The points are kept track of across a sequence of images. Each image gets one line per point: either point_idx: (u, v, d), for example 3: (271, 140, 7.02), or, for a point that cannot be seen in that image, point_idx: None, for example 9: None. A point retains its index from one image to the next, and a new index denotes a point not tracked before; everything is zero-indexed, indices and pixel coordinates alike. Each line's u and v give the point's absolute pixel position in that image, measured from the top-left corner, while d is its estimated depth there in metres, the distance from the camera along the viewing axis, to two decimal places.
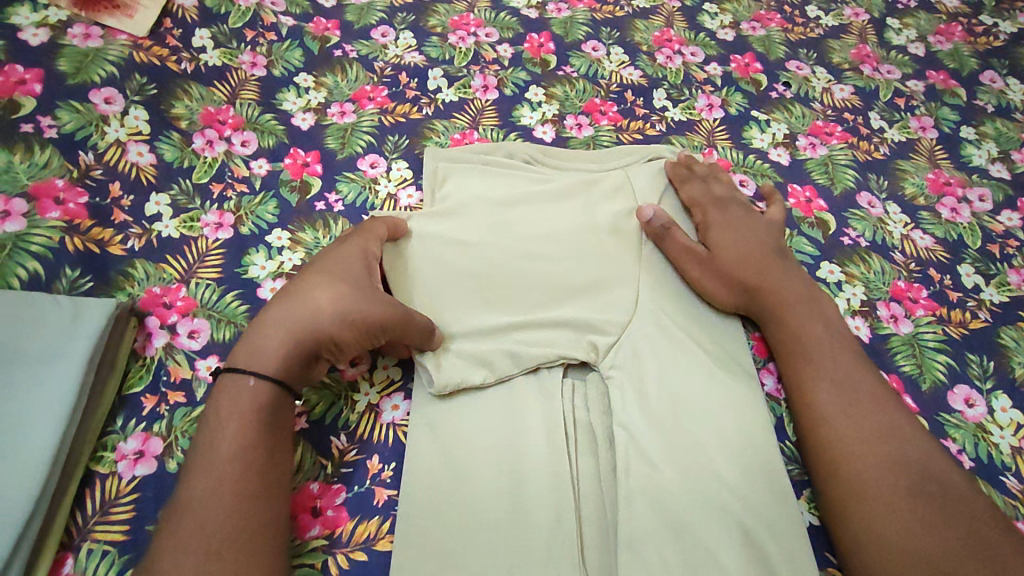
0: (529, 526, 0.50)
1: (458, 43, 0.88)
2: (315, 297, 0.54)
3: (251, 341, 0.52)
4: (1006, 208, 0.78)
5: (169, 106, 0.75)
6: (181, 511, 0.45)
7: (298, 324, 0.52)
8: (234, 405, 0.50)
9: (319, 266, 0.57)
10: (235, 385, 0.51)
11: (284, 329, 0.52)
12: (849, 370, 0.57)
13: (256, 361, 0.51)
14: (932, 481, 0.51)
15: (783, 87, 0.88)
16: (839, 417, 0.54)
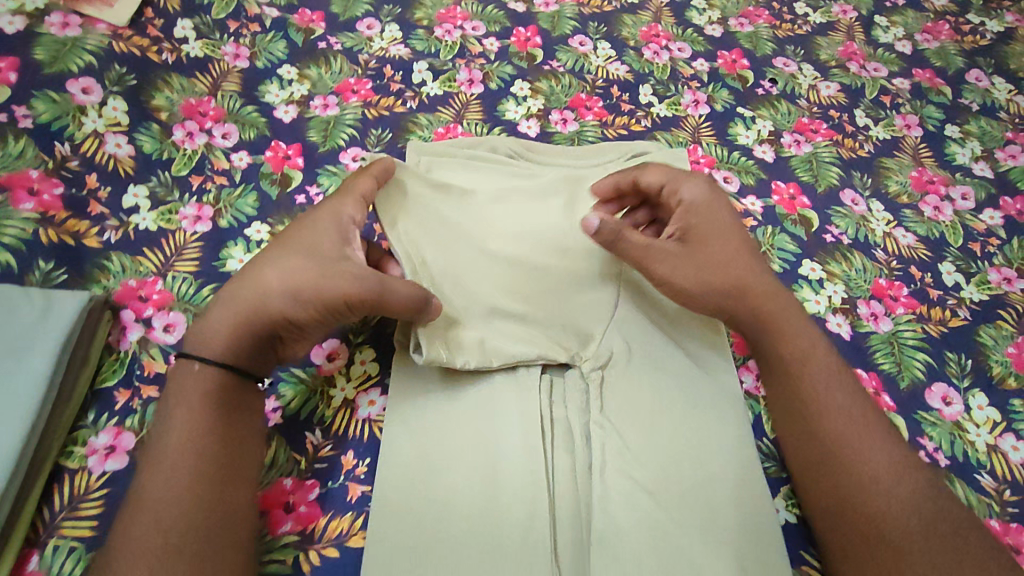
0: (503, 524, 0.50)
1: (444, 36, 0.88)
2: (265, 276, 0.54)
3: (206, 321, 0.53)
4: (988, 207, 0.78)
5: (149, 97, 0.75)
6: (137, 507, 0.45)
7: (247, 301, 0.53)
8: (183, 390, 0.50)
9: (283, 239, 0.57)
10: (186, 369, 0.51)
11: (233, 309, 0.53)
12: (840, 380, 0.55)
13: (205, 341, 0.52)
14: (924, 488, 0.49)
15: (769, 84, 0.88)
16: (836, 423, 0.52)
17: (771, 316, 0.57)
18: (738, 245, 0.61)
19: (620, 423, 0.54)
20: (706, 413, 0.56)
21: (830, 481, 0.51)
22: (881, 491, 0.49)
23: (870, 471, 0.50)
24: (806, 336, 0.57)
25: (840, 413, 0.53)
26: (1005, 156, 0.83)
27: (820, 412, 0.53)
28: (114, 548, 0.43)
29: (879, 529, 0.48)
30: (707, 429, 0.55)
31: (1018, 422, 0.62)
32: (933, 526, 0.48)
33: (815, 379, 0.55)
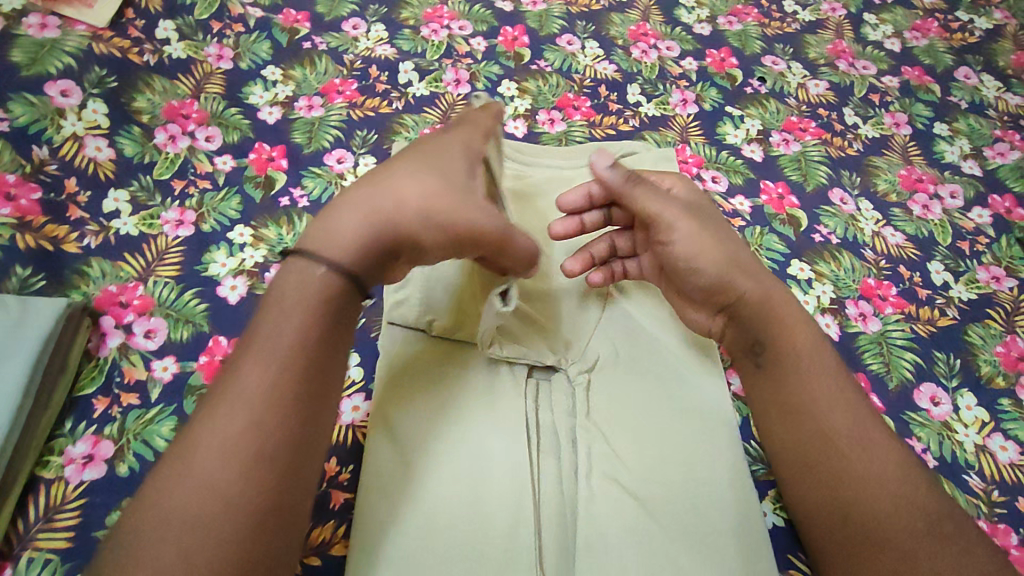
0: (487, 529, 0.49)
1: (430, 36, 0.87)
2: (400, 188, 0.48)
3: (327, 221, 0.47)
4: (977, 205, 0.77)
5: (131, 99, 0.74)
6: (218, 423, 0.40)
7: (370, 205, 0.47)
8: (300, 293, 0.45)
9: (406, 152, 0.52)
10: (289, 277, 0.46)
11: (352, 211, 0.47)
12: (838, 377, 0.53)
13: (329, 241, 0.46)
14: (918, 490, 0.48)
15: (757, 83, 0.87)
16: (835, 421, 0.51)
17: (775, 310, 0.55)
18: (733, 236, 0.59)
19: (605, 427, 0.54)
20: (693, 414, 0.55)
21: (830, 485, 0.49)
22: (886, 496, 0.48)
23: (871, 475, 0.49)
24: (807, 331, 0.55)
25: (842, 413, 0.51)
26: (994, 153, 0.83)
27: (822, 410, 0.51)
28: (190, 458, 0.40)
29: (883, 537, 0.47)
30: (695, 431, 0.54)
31: (1006, 421, 0.62)
32: (935, 529, 0.47)
33: (815, 376, 0.52)
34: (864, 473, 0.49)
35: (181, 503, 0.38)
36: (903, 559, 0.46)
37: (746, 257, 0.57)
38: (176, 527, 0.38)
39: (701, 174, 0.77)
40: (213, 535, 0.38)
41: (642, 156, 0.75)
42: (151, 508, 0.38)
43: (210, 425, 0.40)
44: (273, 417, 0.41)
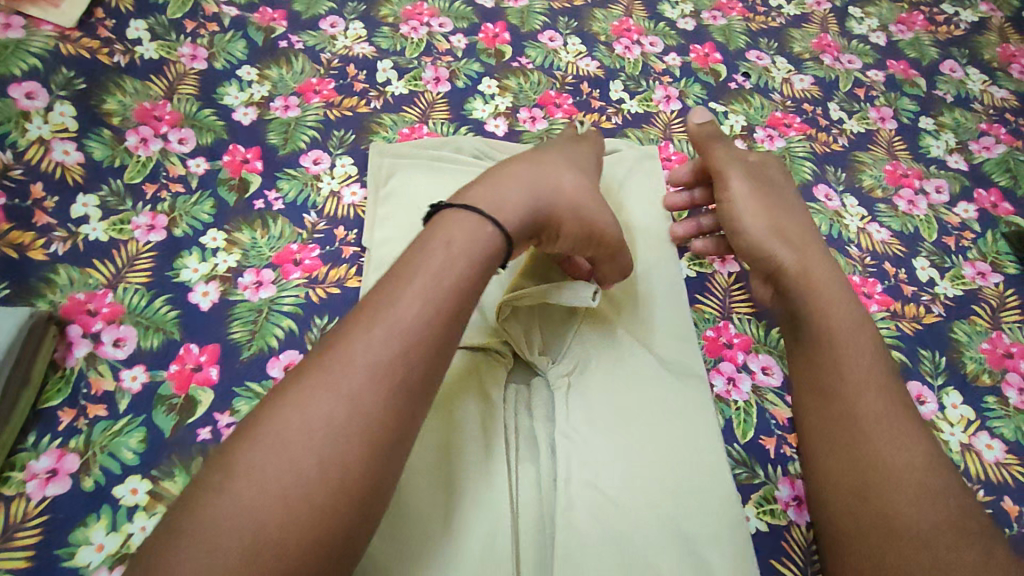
0: (463, 540, 0.48)
1: (410, 33, 0.85)
2: (558, 177, 0.53)
3: (490, 187, 0.49)
4: (963, 200, 0.77)
5: (100, 101, 0.72)
6: (341, 367, 0.39)
7: (535, 182, 0.51)
8: (470, 245, 0.46)
9: (543, 149, 0.57)
10: (454, 222, 0.47)
11: (506, 186, 0.50)
12: (875, 362, 0.52)
13: (491, 200, 0.48)
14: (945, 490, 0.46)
15: (741, 78, 0.86)
16: (868, 403, 0.49)
17: (815, 288, 0.56)
18: (796, 217, 0.62)
19: (586, 432, 0.53)
20: (676, 419, 0.55)
21: (853, 461, 0.48)
22: (909, 483, 0.46)
23: (895, 459, 0.47)
24: (851, 310, 0.55)
25: (875, 392, 0.50)
26: (980, 147, 0.82)
27: (856, 388, 0.50)
28: (309, 393, 0.38)
29: (901, 522, 0.44)
30: (680, 434, 0.54)
31: (992, 419, 0.61)
32: (959, 523, 0.44)
33: (851, 355, 0.52)
34: (888, 456, 0.47)
35: (289, 433, 0.37)
36: (922, 546, 0.43)
37: (798, 233, 0.60)
38: (313, 438, 0.37)
39: None
40: (345, 455, 0.37)
41: (628, 153, 0.74)
42: (291, 412, 0.38)
43: (362, 342, 0.40)
44: (422, 348, 0.41)
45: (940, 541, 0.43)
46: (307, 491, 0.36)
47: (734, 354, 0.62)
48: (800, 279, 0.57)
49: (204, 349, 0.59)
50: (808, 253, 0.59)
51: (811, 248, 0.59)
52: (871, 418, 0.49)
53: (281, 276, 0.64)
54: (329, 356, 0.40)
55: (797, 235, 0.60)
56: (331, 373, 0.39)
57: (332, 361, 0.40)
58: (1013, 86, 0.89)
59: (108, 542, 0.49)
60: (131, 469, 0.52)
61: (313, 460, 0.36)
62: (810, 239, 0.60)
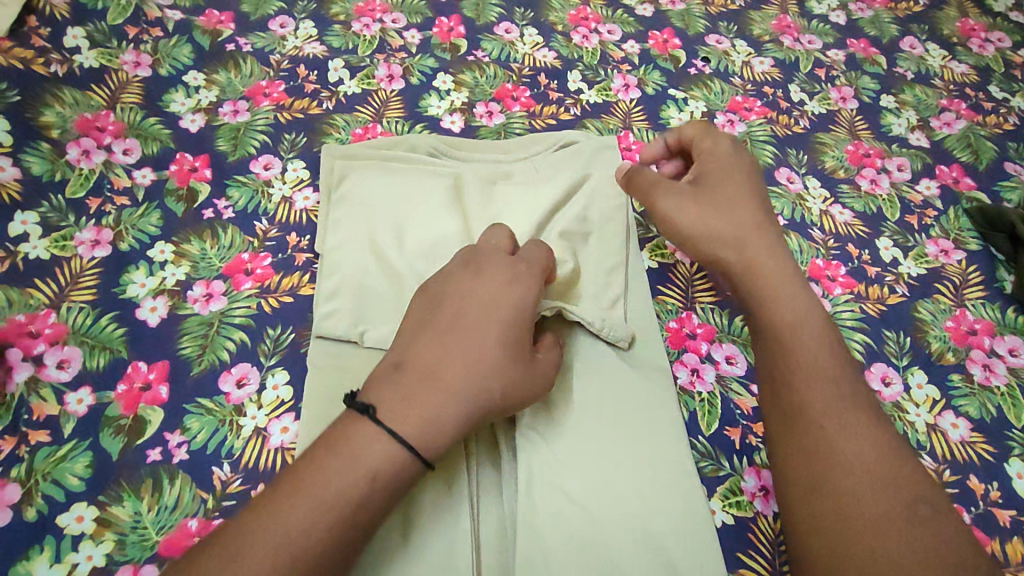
0: (422, 548, 0.48)
1: (362, 31, 0.83)
2: (489, 372, 0.46)
3: (416, 400, 0.44)
4: (925, 177, 0.76)
5: (37, 114, 0.69)
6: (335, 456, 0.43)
7: (459, 380, 0.46)
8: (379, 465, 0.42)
9: (468, 298, 0.50)
10: (356, 428, 0.44)
11: (420, 396, 0.45)
12: (833, 354, 0.51)
13: (401, 415, 0.44)
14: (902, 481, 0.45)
15: (701, 63, 0.85)
16: (820, 392, 0.49)
17: (768, 282, 0.55)
18: (754, 202, 0.60)
19: (546, 432, 0.52)
20: (637, 414, 0.54)
21: (813, 454, 0.47)
22: (864, 470, 0.45)
23: (846, 448, 0.46)
24: (806, 304, 0.54)
25: (828, 384, 0.50)
26: (941, 124, 0.82)
27: (811, 380, 0.50)
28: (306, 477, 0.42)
29: (857, 508, 0.44)
30: (643, 428, 0.53)
31: (957, 398, 0.61)
32: (917, 508, 0.44)
33: (805, 346, 0.52)
34: (841, 445, 0.47)
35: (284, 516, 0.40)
36: (874, 534, 0.43)
37: (745, 222, 0.59)
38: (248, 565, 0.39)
39: None
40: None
41: (583, 141, 0.73)
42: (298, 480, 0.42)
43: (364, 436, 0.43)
44: (372, 504, 0.42)
45: (896, 530, 0.42)
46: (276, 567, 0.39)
47: (698, 346, 0.61)
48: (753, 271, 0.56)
49: (153, 367, 0.57)
50: (765, 244, 0.58)
51: (769, 239, 0.58)
52: (824, 409, 0.48)
53: (232, 288, 0.62)
54: (308, 467, 0.42)
55: (754, 223, 0.59)
56: (320, 482, 0.41)
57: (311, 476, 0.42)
58: (973, 61, 0.89)
59: (52, 573, 0.48)
60: (76, 496, 0.50)
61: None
62: (754, 226, 0.58)
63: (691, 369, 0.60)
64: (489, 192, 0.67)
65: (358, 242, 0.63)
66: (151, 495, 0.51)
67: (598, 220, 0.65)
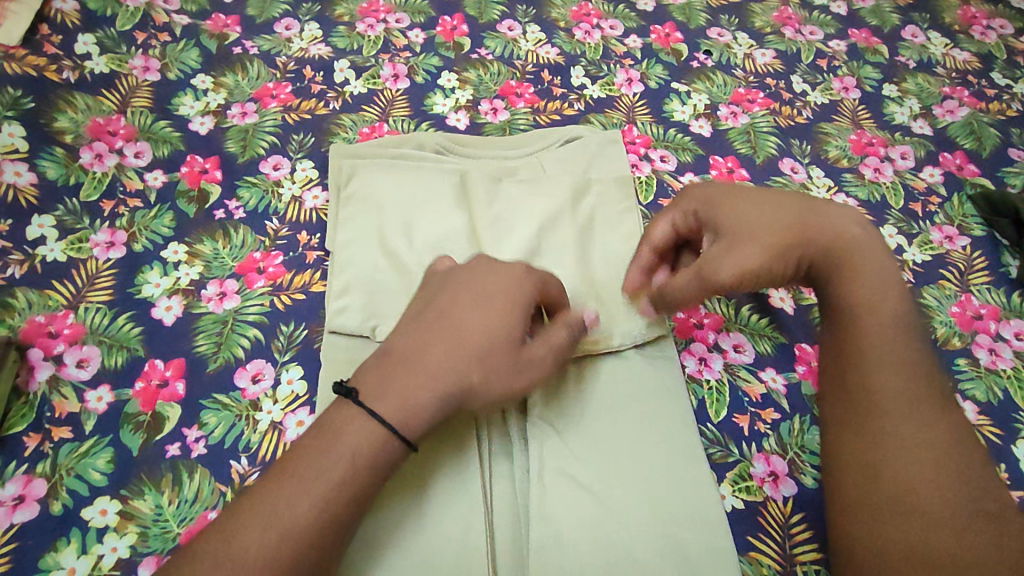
0: (436, 535, 0.49)
1: (366, 31, 0.84)
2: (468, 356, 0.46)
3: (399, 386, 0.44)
4: (928, 164, 0.77)
5: (51, 119, 0.71)
6: (321, 435, 0.43)
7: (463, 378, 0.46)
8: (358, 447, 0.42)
9: (459, 286, 0.49)
10: None
11: (406, 384, 0.44)
12: (915, 340, 0.48)
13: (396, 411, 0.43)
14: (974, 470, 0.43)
15: (703, 56, 0.86)
16: (888, 376, 0.46)
17: (845, 264, 0.51)
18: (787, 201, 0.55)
19: (558, 422, 0.53)
20: (648, 404, 0.55)
21: (887, 441, 0.44)
22: (930, 462, 0.43)
23: (914, 435, 0.44)
24: (880, 284, 0.50)
25: (906, 371, 0.46)
26: (943, 111, 0.82)
27: (883, 367, 0.46)
28: (290, 462, 0.42)
29: (917, 498, 0.42)
30: (653, 417, 0.54)
31: (964, 381, 0.61)
32: (981, 508, 0.41)
33: (884, 331, 0.48)
34: (908, 433, 0.44)
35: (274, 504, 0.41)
36: (933, 531, 0.41)
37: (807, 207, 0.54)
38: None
39: (649, 154, 0.75)
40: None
41: (590, 137, 0.74)
42: (282, 468, 0.42)
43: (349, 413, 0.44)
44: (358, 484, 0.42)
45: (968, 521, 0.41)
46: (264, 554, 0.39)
47: (705, 335, 0.62)
48: (821, 253, 0.52)
49: (169, 364, 0.58)
50: (826, 229, 0.53)
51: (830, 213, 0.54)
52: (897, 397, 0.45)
53: (245, 286, 0.63)
54: (283, 465, 0.42)
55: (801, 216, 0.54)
56: (300, 474, 0.41)
57: (289, 472, 0.42)
58: (975, 48, 0.89)
59: (79, 565, 0.49)
60: (99, 491, 0.52)
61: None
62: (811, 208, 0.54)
63: (700, 360, 0.60)
64: (496, 187, 0.67)
65: (368, 239, 0.64)
66: (171, 489, 0.52)
67: (602, 216, 0.66)
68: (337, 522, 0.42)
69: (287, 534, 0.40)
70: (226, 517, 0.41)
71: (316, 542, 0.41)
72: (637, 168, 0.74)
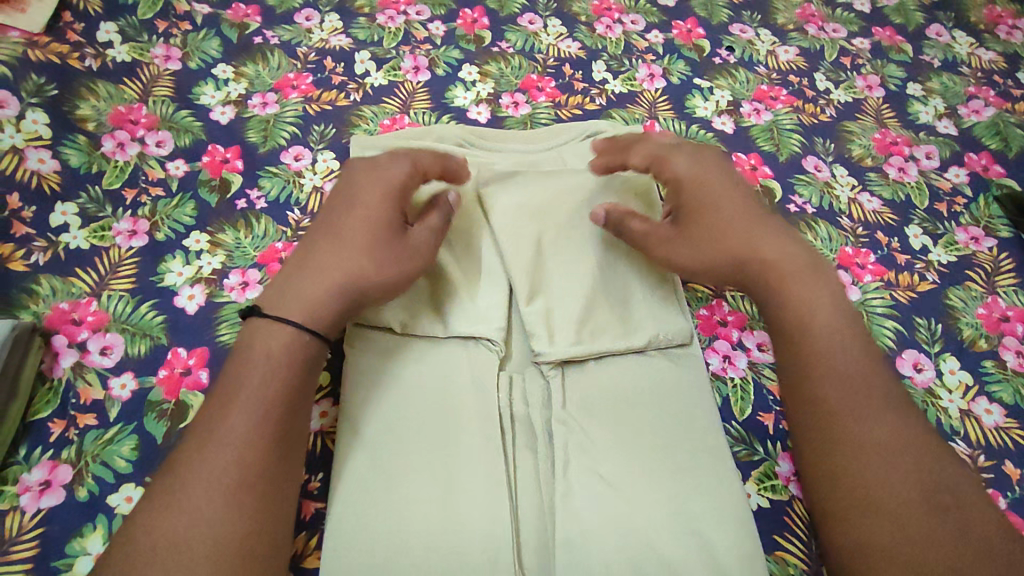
0: (463, 526, 0.48)
1: (386, 23, 0.84)
2: (342, 253, 0.52)
3: (298, 284, 0.50)
4: (953, 164, 0.76)
5: (74, 107, 0.71)
6: (240, 359, 0.47)
7: (361, 275, 0.52)
8: (271, 353, 0.47)
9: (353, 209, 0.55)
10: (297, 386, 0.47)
11: (300, 284, 0.50)
12: (866, 351, 0.50)
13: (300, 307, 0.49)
14: (921, 468, 0.45)
15: (726, 52, 0.85)
16: (827, 381, 0.49)
17: (779, 279, 0.54)
18: (735, 204, 0.58)
19: (583, 419, 0.53)
20: (668, 402, 0.55)
21: (831, 440, 0.48)
22: (883, 459, 0.46)
23: (863, 435, 0.47)
24: (817, 295, 0.53)
25: (853, 382, 0.49)
26: (969, 111, 0.81)
27: (823, 377, 0.50)
28: (220, 393, 0.46)
29: (874, 498, 0.45)
30: (676, 410, 0.54)
31: (990, 384, 0.61)
32: (938, 499, 0.44)
33: (820, 345, 0.51)
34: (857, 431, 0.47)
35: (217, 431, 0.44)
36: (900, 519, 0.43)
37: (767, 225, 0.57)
38: (215, 497, 0.41)
39: None
40: (234, 506, 0.42)
41: (613, 132, 0.73)
42: (215, 398, 0.46)
43: (262, 326, 0.48)
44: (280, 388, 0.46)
45: (914, 517, 0.44)
46: (217, 476, 0.42)
47: (729, 333, 0.61)
48: (763, 263, 0.55)
49: (192, 352, 0.58)
50: (754, 243, 0.56)
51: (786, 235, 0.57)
52: (843, 403, 0.48)
53: (267, 276, 0.63)
54: (216, 393, 0.46)
55: (743, 228, 0.57)
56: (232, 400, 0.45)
57: (219, 396, 0.46)
58: (1000, 48, 0.88)
59: None
60: (125, 478, 0.52)
61: (222, 521, 0.41)
62: (760, 221, 0.57)
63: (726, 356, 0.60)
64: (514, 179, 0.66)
65: None
66: None
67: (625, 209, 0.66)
68: (285, 437, 0.45)
69: (245, 453, 0.43)
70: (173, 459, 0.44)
71: (273, 462, 0.44)
72: None
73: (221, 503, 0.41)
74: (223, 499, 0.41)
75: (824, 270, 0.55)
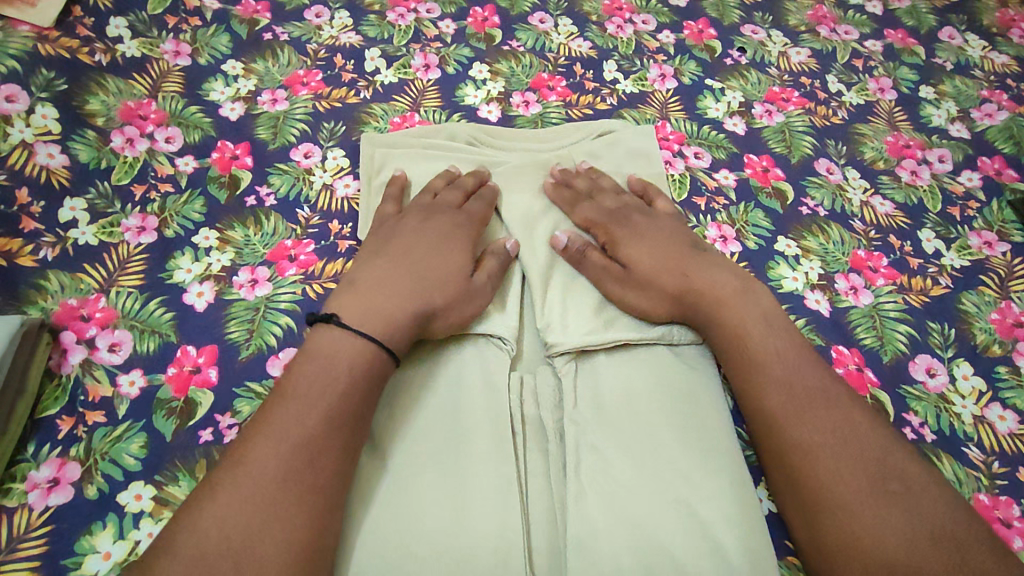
0: (473, 527, 0.47)
1: (396, 20, 0.83)
2: (421, 280, 0.54)
3: (372, 303, 0.51)
4: (966, 168, 0.75)
5: (82, 102, 0.70)
6: (306, 362, 0.48)
7: (434, 306, 0.53)
8: (345, 361, 0.48)
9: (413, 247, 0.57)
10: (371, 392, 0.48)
11: (370, 299, 0.51)
12: (799, 356, 0.52)
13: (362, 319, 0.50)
14: (868, 461, 0.47)
15: (737, 53, 0.85)
16: (772, 389, 0.51)
17: (716, 304, 0.55)
18: (668, 240, 0.61)
19: (592, 420, 0.53)
20: (687, 406, 0.54)
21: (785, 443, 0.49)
22: (836, 456, 0.48)
23: (814, 435, 0.49)
24: (754, 315, 0.54)
25: (792, 385, 0.51)
26: (982, 115, 0.81)
27: (767, 386, 0.51)
28: (283, 393, 0.46)
29: (830, 496, 0.46)
30: (690, 414, 0.54)
31: (1004, 390, 0.60)
32: (883, 486, 0.46)
33: (757, 357, 0.52)
34: (818, 440, 0.48)
35: (284, 432, 0.44)
36: (865, 523, 0.45)
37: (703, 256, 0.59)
38: (262, 492, 0.42)
39: (683, 151, 0.74)
40: (298, 502, 0.42)
41: (624, 132, 0.73)
42: (279, 401, 0.46)
43: (328, 333, 0.49)
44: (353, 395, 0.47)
45: (866, 508, 0.45)
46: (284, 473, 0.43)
47: None
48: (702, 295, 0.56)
49: (202, 350, 0.58)
50: (691, 275, 0.57)
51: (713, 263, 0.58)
52: (789, 411, 0.50)
53: (276, 274, 0.62)
54: (281, 393, 0.46)
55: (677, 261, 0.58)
56: (302, 400, 0.46)
57: (288, 395, 0.46)
58: (1013, 52, 0.88)
59: (115, 550, 0.49)
60: (133, 476, 0.51)
61: (266, 517, 0.41)
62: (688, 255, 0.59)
63: None
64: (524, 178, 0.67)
65: None
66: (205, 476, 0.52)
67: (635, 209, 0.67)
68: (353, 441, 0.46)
69: (314, 454, 0.44)
70: (235, 456, 0.44)
71: (323, 459, 0.44)
72: (671, 165, 0.73)
73: (266, 500, 0.42)
74: (286, 492, 0.42)
75: (756, 290, 0.57)
